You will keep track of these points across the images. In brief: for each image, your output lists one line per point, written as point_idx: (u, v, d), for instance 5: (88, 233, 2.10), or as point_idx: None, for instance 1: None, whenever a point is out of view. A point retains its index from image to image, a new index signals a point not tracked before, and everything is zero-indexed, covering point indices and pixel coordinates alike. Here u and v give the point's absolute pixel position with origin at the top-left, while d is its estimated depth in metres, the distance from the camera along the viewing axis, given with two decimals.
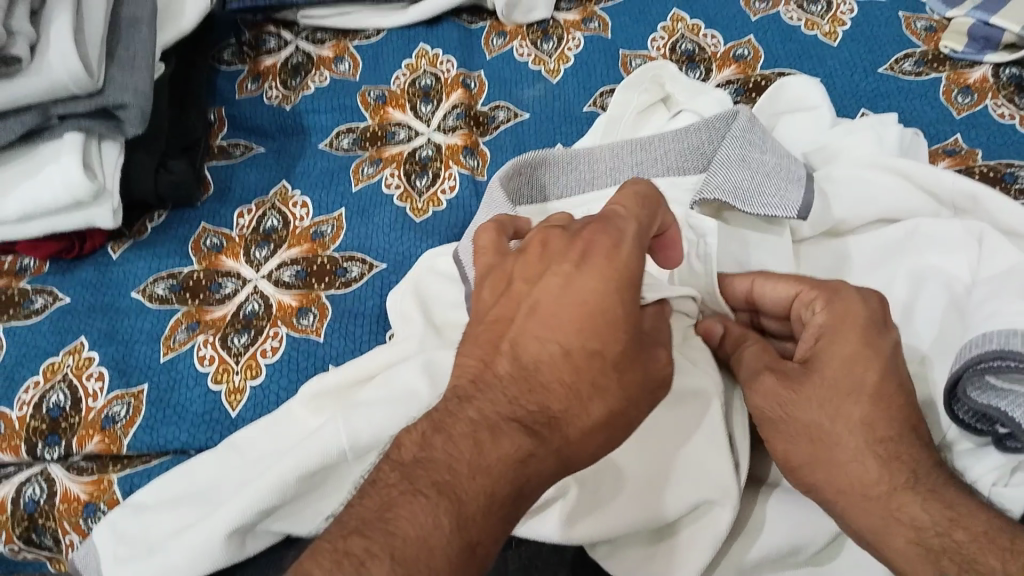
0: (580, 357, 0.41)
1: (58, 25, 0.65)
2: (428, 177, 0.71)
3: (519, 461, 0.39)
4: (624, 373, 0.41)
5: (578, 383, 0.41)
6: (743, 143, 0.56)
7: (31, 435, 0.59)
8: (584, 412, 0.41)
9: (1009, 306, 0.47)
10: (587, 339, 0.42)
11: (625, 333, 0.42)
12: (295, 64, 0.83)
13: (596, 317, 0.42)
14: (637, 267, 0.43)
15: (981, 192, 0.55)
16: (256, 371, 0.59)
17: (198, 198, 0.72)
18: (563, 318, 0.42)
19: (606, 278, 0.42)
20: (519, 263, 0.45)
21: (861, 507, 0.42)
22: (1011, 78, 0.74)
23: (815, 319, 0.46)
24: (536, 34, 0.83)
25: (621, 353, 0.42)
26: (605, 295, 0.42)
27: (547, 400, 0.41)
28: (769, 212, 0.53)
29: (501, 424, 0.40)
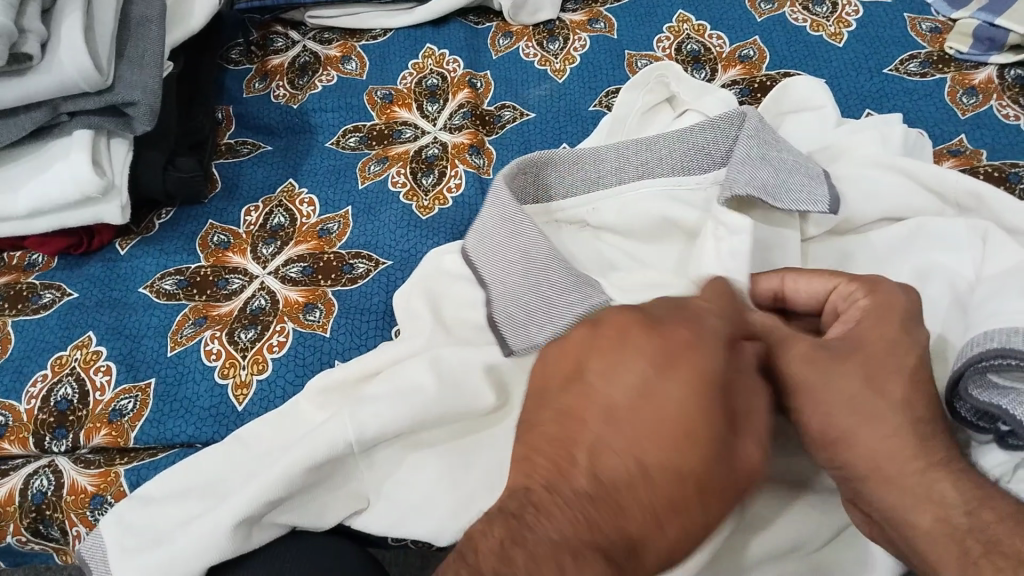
0: (664, 475, 0.36)
1: (69, 23, 0.66)
2: (435, 175, 0.72)
3: None
4: (710, 487, 0.36)
5: (659, 506, 0.36)
6: (761, 144, 0.55)
7: (39, 427, 0.59)
8: (660, 535, 0.36)
9: (1018, 299, 0.47)
10: (671, 454, 0.36)
11: (713, 448, 0.37)
12: (303, 63, 0.84)
13: (686, 430, 0.36)
14: (724, 372, 0.39)
15: (987, 192, 0.55)
16: (263, 366, 0.59)
17: (206, 194, 0.73)
18: (648, 426, 0.37)
19: (694, 387, 0.37)
20: (593, 349, 0.40)
21: (895, 481, 0.41)
22: (1018, 79, 0.74)
23: (859, 304, 0.46)
24: (542, 34, 0.83)
25: (706, 468, 0.36)
26: (695, 404, 0.37)
27: (628, 527, 0.35)
28: (799, 208, 0.53)
29: (580, 550, 0.34)
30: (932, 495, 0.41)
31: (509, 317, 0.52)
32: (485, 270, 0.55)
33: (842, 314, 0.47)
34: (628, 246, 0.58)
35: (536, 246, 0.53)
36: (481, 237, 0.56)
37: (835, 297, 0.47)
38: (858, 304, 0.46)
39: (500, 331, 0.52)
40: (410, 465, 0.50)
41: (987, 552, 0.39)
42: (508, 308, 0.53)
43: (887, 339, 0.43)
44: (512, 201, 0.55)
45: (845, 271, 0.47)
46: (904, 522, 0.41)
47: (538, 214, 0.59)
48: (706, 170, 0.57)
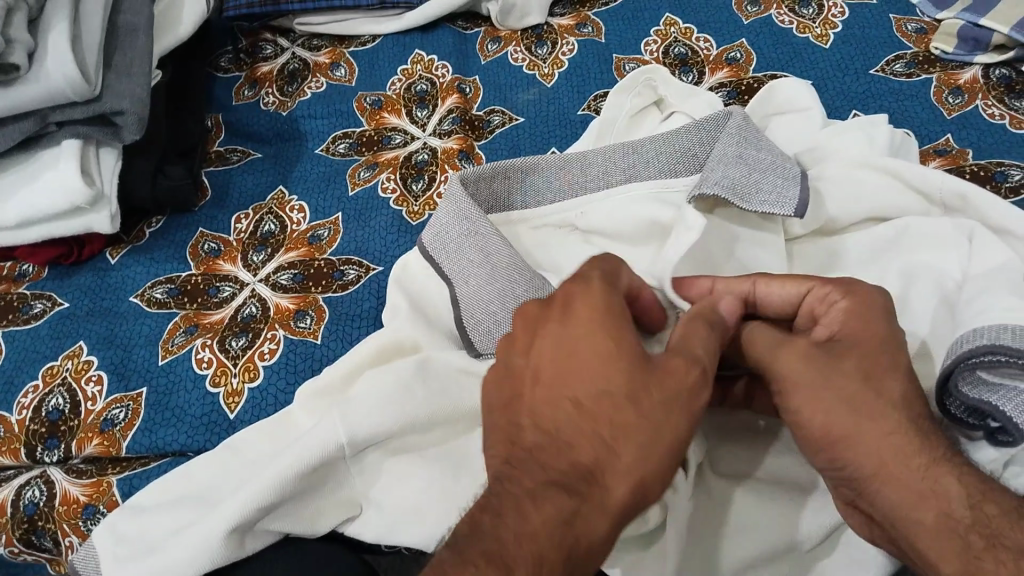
0: (593, 404, 0.41)
1: (57, 32, 0.66)
2: (424, 180, 0.72)
3: (565, 523, 0.39)
4: (641, 399, 0.41)
5: (600, 429, 0.41)
6: (738, 143, 0.56)
7: (31, 438, 0.59)
8: (616, 454, 0.40)
9: (1004, 298, 0.47)
10: (592, 384, 0.42)
11: (630, 367, 0.42)
12: (292, 70, 0.84)
13: (600, 361, 0.42)
14: (620, 307, 0.44)
15: (970, 192, 0.56)
16: (254, 373, 0.60)
17: (195, 203, 0.73)
18: (567, 373, 0.42)
19: (592, 324, 0.43)
20: (513, 336, 0.46)
21: (899, 478, 0.42)
22: (1002, 78, 0.74)
23: (837, 306, 0.46)
24: (530, 39, 0.84)
25: (631, 385, 0.41)
26: (600, 338, 0.42)
27: (581, 459, 0.41)
28: (767, 211, 0.53)
29: (539, 491, 0.40)
30: (927, 491, 0.42)
31: (477, 322, 0.53)
32: (448, 267, 0.56)
33: (819, 320, 0.47)
34: (616, 248, 0.58)
35: (497, 251, 0.53)
36: (440, 232, 0.57)
37: (811, 298, 0.47)
38: (836, 306, 0.46)
39: (469, 336, 0.53)
40: (402, 471, 0.50)
41: (989, 546, 0.40)
42: (476, 312, 0.53)
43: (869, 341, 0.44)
44: (479, 216, 0.55)
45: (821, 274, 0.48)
46: (901, 518, 0.42)
47: (516, 220, 0.60)
48: (693, 173, 0.58)
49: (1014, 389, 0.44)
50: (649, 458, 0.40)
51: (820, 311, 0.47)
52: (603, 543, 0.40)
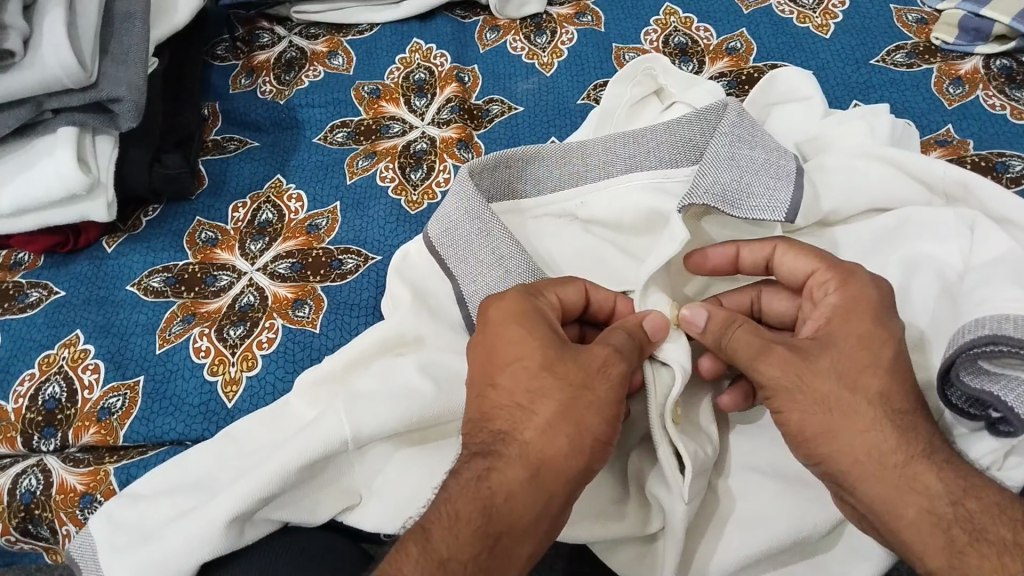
0: (509, 379, 0.45)
1: (52, 18, 0.65)
2: (424, 169, 0.71)
3: (479, 478, 0.42)
4: (558, 369, 0.44)
5: (519, 399, 0.44)
6: (734, 143, 0.55)
7: (27, 427, 0.59)
8: (534, 414, 0.44)
9: (1005, 287, 0.47)
10: (511, 364, 0.45)
11: (544, 347, 0.45)
12: (289, 59, 0.84)
13: (512, 348, 0.45)
14: (536, 298, 0.47)
15: (972, 180, 0.55)
16: (252, 362, 0.59)
17: (192, 191, 0.73)
18: (494, 360, 0.46)
19: (510, 313, 0.46)
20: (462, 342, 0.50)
21: (878, 476, 0.42)
22: (1003, 69, 0.74)
23: (829, 299, 0.47)
24: (529, 28, 0.83)
25: (544, 359, 0.45)
26: (514, 328, 0.46)
27: (503, 428, 0.44)
28: (754, 216, 0.52)
29: (467, 462, 0.43)
30: (920, 481, 0.42)
31: None
32: (454, 264, 0.55)
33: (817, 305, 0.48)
34: (617, 240, 0.58)
35: (512, 256, 0.53)
36: (447, 227, 0.56)
37: (812, 281, 0.49)
38: (829, 298, 0.47)
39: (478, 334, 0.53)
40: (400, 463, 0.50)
41: (973, 542, 0.40)
42: None
43: (865, 332, 0.45)
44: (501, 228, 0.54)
45: (828, 257, 0.48)
46: (886, 510, 0.42)
47: (506, 210, 0.59)
48: (694, 162, 0.57)
49: (1014, 380, 0.44)
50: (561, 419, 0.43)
51: (816, 296, 0.48)
52: (527, 497, 0.42)
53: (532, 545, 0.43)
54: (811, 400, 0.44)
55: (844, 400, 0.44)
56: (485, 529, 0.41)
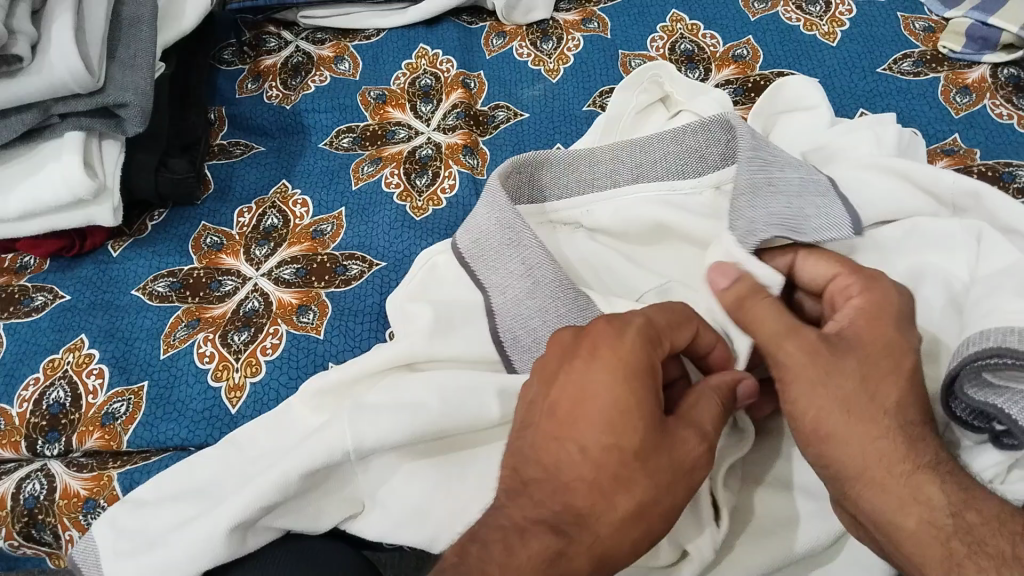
0: (599, 454, 0.41)
1: (59, 24, 0.66)
2: (429, 175, 0.71)
3: (547, 560, 0.40)
4: (652, 461, 0.41)
5: (599, 480, 0.41)
6: (761, 169, 0.54)
7: (31, 431, 0.59)
8: (611, 506, 0.41)
9: (1012, 300, 0.47)
10: (602, 437, 0.41)
11: (648, 425, 0.41)
12: (295, 63, 0.84)
13: (616, 412, 0.41)
14: (647, 358, 0.42)
15: (983, 190, 0.55)
16: (256, 368, 0.59)
17: (198, 196, 0.73)
18: (580, 421, 0.42)
19: (614, 374, 0.42)
20: (537, 370, 0.45)
21: (883, 484, 0.42)
22: (1010, 78, 0.74)
23: (853, 303, 0.46)
24: (536, 34, 0.83)
25: (639, 445, 0.41)
26: (625, 389, 0.41)
27: (576, 501, 0.41)
28: (823, 237, 0.51)
29: (530, 525, 0.42)
30: (913, 495, 0.41)
31: (514, 336, 0.53)
32: (483, 275, 0.55)
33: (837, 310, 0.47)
34: (623, 249, 0.58)
35: (540, 263, 0.52)
36: (476, 239, 0.56)
37: (834, 285, 0.48)
38: (852, 303, 0.46)
39: (508, 354, 0.53)
40: (404, 472, 0.50)
41: (971, 553, 0.40)
42: (513, 327, 0.53)
43: (888, 340, 0.44)
44: (535, 241, 0.53)
45: (850, 262, 0.48)
46: (889, 520, 0.42)
47: (533, 214, 0.59)
48: (700, 174, 0.57)
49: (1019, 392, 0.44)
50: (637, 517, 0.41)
51: (839, 302, 0.47)
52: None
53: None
54: (828, 398, 0.43)
55: (859, 403, 0.42)
56: None
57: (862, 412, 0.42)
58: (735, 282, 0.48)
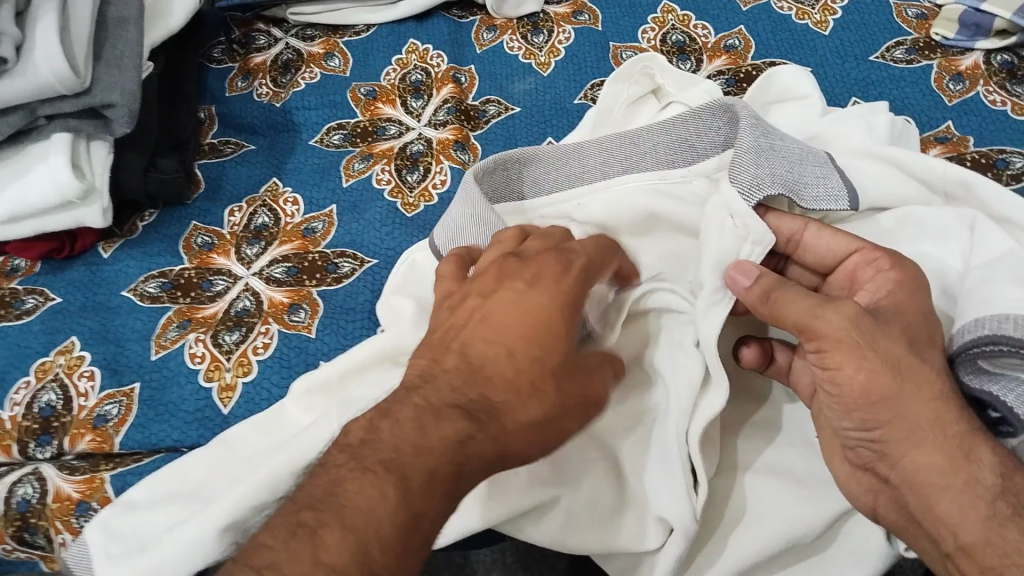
0: (522, 359, 0.43)
1: (44, 25, 0.65)
2: (420, 172, 0.71)
3: (457, 443, 0.40)
4: (569, 373, 0.43)
5: (518, 382, 0.42)
6: (764, 135, 0.52)
7: (23, 434, 0.59)
8: (522, 407, 0.42)
9: (1013, 283, 0.47)
10: (530, 347, 0.43)
11: (570, 343, 0.44)
12: (285, 61, 0.83)
13: (544, 327, 0.43)
14: (581, 291, 0.45)
15: (974, 179, 0.55)
16: (248, 368, 0.59)
17: (189, 196, 0.72)
18: (510, 328, 0.44)
19: (555, 297, 0.44)
20: (475, 283, 0.47)
21: (933, 442, 0.42)
22: (1004, 64, 0.73)
23: (886, 275, 0.47)
24: (526, 27, 0.83)
25: (562, 360, 0.43)
26: (553, 308, 0.44)
27: (491, 397, 0.42)
28: (822, 207, 0.51)
29: (445, 410, 0.41)
30: (959, 458, 0.42)
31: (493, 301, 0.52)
32: None
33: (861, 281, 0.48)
34: None
35: None
36: (451, 234, 0.55)
37: (856, 258, 0.49)
38: (885, 275, 0.47)
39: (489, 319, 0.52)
40: None
41: (1015, 516, 0.40)
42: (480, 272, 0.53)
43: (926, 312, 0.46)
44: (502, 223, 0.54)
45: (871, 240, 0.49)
46: (931, 483, 0.42)
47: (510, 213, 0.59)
48: (689, 164, 0.55)
49: (1015, 379, 0.44)
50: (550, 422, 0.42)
51: (864, 274, 0.49)
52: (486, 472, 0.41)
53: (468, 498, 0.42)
54: (882, 360, 0.43)
55: (914, 364, 0.43)
56: (449, 490, 0.39)
57: (916, 374, 0.43)
58: (758, 278, 0.47)
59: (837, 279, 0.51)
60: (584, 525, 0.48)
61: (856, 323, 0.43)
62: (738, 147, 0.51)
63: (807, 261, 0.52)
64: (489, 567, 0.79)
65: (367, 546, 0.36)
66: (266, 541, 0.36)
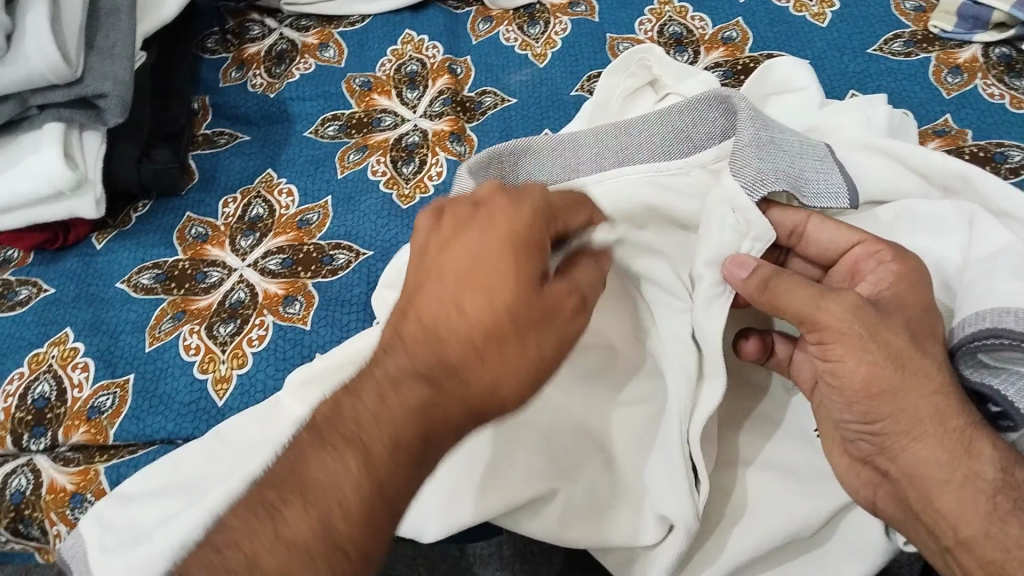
0: (476, 313, 0.41)
1: (35, 13, 0.64)
2: (415, 163, 0.71)
3: (419, 409, 0.40)
4: (525, 321, 0.41)
5: (476, 335, 0.41)
6: (764, 128, 0.51)
7: (16, 426, 0.58)
8: (481, 361, 0.41)
9: (1013, 277, 0.47)
10: (486, 298, 0.41)
11: (522, 287, 0.41)
12: (279, 51, 0.83)
13: (496, 276, 0.41)
14: (537, 235, 0.43)
15: (973, 173, 0.55)
16: (243, 360, 0.59)
17: (182, 186, 0.72)
18: (466, 280, 0.42)
19: (505, 243, 0.42)
20: (431, 238, 0.45)
21: (933, 436, 0.42)
22: (1002, 57, 0.73)
23: (887, 266, 0.47)
24: (522, 18, 0.82)
25: (518, 307, 0.41)
26: (501, 253, 0.42)
27: (449, 354, 0.41)
28: (822, 204, 0.50)
29: (405, 377, 0.41)
30: (959, 452, 0.42)
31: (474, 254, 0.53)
32: None
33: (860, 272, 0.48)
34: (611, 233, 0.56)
35: None
36: None
37: (858, 251, 0.50)
38: (886, 267, 0.47)
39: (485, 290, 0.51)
40: None
41: (1015, 509, 0.40)
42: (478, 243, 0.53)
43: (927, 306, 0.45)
44: None
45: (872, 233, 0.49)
46: (932, 476, 0.42)
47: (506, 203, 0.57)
48: (686, 155, 0.55)
49: (1016, 373, 0.44)
50: (508, 373, 0.41)
51: (865, 266, 0.49)
52: (456, 428, 0.42)
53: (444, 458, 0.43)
54: (883, 352, 0.42)
55: (914, 357, 0.43)
56: (418, 454, 0.40)
57: (917, 368, 0.42)
58: (755, 269, 0.46)
59: (838, 271, 0.51)
60: (580, 518, 0.48)
61: (858, 317, 0.43)
62: (738, 141, 0.50)
63: (810, 253, 0.52)
64: (485, 561, 0.78)
65: (328, 518, 0.37)
66: (229, 521, 0.38)
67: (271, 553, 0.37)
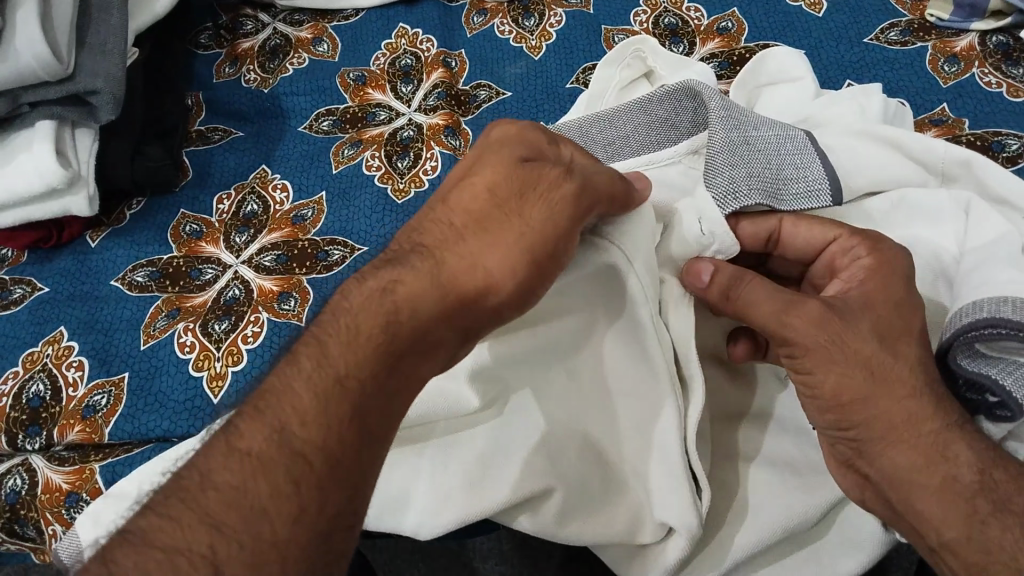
0: (464, 202, 0.43)
1: (24, 10, 0.64)
2: (410, 157, 0.70)
3: (383, 292, 0.40)
4: (515, 199, 0.42)
5: (461, 219, 0.42)
6: (737, 128, 0.52)
7: (11, 426, 0.58)
8: (466, 241, 0.42)
9: (1005, 270, 0.46)
10: (477, 185, 0.43)
11: (513, 171, 0.43)
12: (273, 46, 0.82)
13: (492, 164, 0.43)
14: (533, 135, 0.45)
15: (975, 158, 0.54)
16: (237, 358, 0.58)
17: (176, 183, 0.71)
18: (460, 185, 0.44)
19: (502, 143, 0.44)
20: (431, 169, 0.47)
21: (908, 442, 0.42)
22: (999, 45, 0.72)
23: (861, 262, 0.47)
24: (517, 11, 0.81)
25: (511, 185, 0.42)
26: (495, 153, 0.44)
27: (436, 248, 0.42)
28: (801, 205, 0.52)
29: (381, 271, 0.41)
30: (934, 456, 0.41)
31: None
32: None
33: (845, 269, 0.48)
34: None
35: None
36: None
37: (833, 248, 0.49)
38: (860, 262, 0.47)
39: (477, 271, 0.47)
40: (392, 459, 0.49)
41: (996, 512, 0.40)
42: None
43: (902, 299, 0.45)
44: None
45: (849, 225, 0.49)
46: (908, 480, 0.42)
47: None
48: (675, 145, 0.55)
49: (1015, 362, 0.44)
50: (498, 246, 0.41)
51: (841, 262, 0.48)
52: (428, 333, 0.40)
53: (432, 374, 0.41)
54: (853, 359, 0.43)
55: (886, 362, 0.43)
56: (384, 348, 0.39)
57: (887, 373, 0.43)
58: (716, 275, 0.46)
59: (819, 269, 0.50)
60: (582, 516, 0.48)
61: (822, 327, 0.43)
62: (711, 148, 0.51)
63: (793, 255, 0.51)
64: (485, 555, 0.79)
65: (286, 424, 0.36)
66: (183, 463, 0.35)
67: (224, 467, 0.34)
